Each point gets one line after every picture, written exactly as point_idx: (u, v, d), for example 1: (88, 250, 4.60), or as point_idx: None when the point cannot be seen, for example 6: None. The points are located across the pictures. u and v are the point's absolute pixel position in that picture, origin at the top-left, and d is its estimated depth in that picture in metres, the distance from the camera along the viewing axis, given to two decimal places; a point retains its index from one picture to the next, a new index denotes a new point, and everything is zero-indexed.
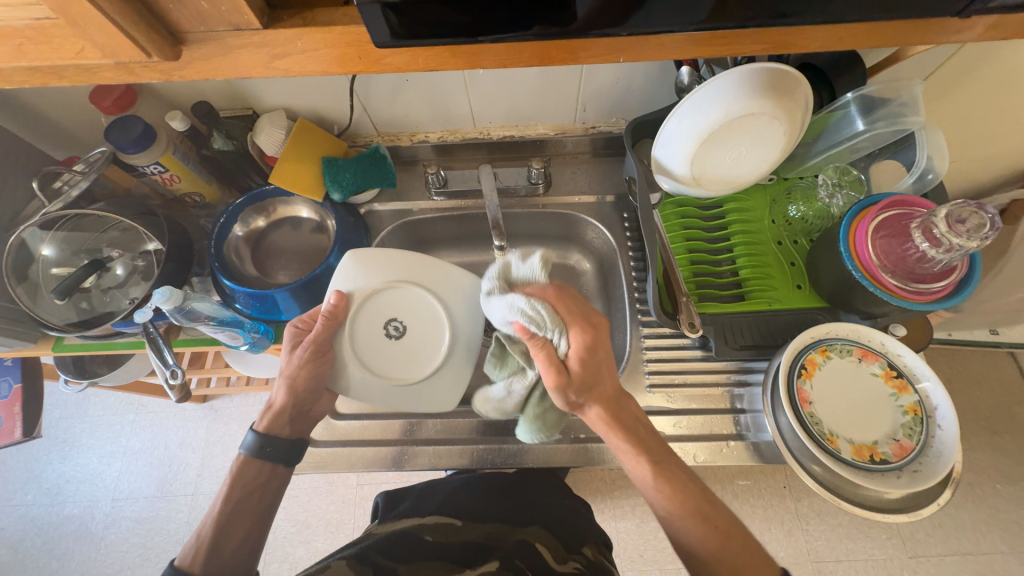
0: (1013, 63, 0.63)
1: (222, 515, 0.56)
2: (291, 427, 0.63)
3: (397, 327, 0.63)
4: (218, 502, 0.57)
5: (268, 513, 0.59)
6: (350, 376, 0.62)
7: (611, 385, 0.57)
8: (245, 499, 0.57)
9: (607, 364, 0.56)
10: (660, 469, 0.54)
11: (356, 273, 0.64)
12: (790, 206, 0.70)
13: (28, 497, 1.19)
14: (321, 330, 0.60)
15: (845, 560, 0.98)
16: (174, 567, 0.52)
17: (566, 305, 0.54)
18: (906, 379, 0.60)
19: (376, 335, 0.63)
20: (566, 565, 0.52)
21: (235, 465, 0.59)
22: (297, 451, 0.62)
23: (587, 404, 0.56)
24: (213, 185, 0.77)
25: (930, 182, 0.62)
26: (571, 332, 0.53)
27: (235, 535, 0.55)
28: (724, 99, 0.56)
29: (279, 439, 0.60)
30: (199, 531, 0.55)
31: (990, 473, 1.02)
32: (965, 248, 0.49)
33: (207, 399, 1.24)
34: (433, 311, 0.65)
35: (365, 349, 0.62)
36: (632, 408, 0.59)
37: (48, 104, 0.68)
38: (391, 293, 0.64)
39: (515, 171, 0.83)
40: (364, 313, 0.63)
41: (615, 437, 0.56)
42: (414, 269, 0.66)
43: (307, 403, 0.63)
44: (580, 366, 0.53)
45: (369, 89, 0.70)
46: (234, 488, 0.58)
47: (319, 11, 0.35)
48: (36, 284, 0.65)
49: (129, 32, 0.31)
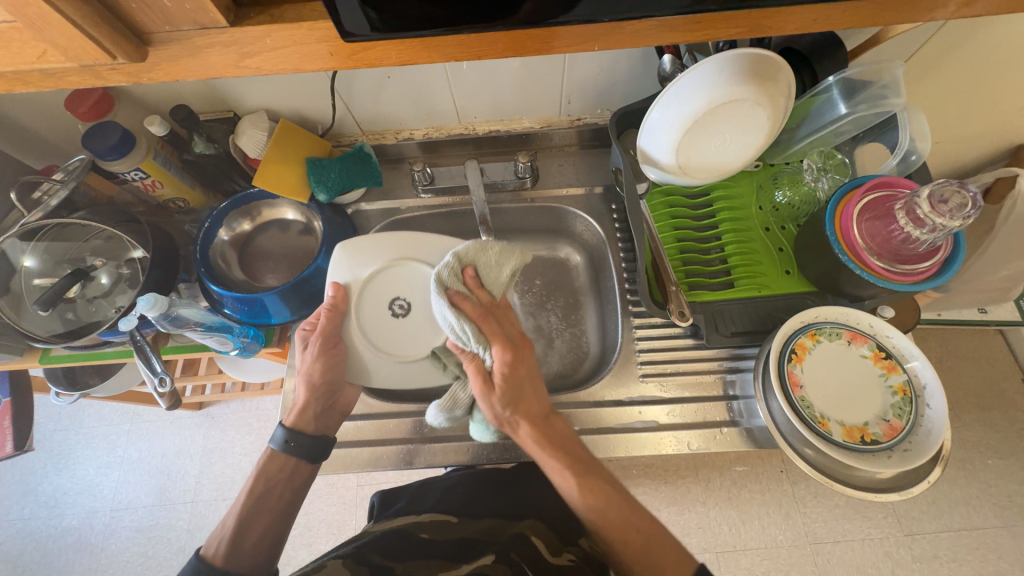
0: (992, 42, 0.63)
1: (246, 507, 0.58)
2: (317, 422, 0.63)
3: (400, 307, 0.65)
4: (241, 496, 0.59)
5: (289, 509, 0.60)
6: (363, 360, 0.64)
7: (539, 403, 0.60)
8: (265, 494, 0.59)
9: (531, 383, 0.60)
10: (579, 484, 0.55)
11: (350, 262, 0.65)
12: (777, 192, 0.70)
13: (25, 511, 1.18)
14: (326, 322, 0.62)
15: (842, 540, 0.99)
16: (199, 555, 0.54)
17: (492, 323, 0.59)
18: (894, 359, 0.60)
19: (380, 318, 0.65)
20: (561, 557, 0.52)
21: (263, 458, 0.62)
22: (324, 447, 0.62)
23: (517, 420, 0.58)
24: (197, 190, 0.77)
25: (914, 163, 0.63)
26: (493, 348, 0.58)
27: (253, 527, 0.57)
28: (707, 87, 0.56)
29: (302, 434, 0.61)
30: (223, 523, 0.57)
31: (982, 449, 1.03)
32: (948, 228, 0.50)
33: (203, 406, 1.23)
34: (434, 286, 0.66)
35: (372, 332, 0.64)
36: (562, 428, 0.60)
37: (24, 112, 0.67)
38: (389, 274, 0.66)
39: (502, 166, 0.82)
40: (365, 300, 0.65)
41: (545, 454, 0.57)
42: (408, 248, 0.67)
43: (329, 396, 0.64)
44: (503, 383, 0.58)
45: (350, 87, 0.69)
46: (258, 483, 0.60)
47: (287, 7, 0.34)
48: (20, 296, 0.65)
49: (91, 33, 0.31)
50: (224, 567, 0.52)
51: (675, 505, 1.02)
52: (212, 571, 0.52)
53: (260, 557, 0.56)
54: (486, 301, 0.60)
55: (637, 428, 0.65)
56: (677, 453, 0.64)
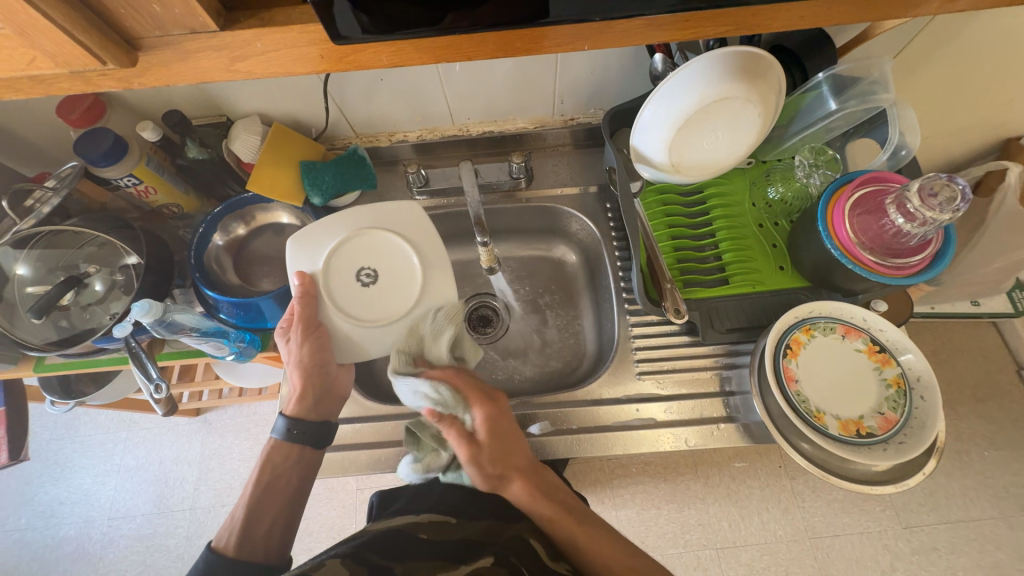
0: (979, 37, 0.64)
1: (254, 499, 0.60)
2: (316, 408, 0.65)
3: (368, 278, 0.63)
4: (248, 487, 0.61)
5: (299, 494, 0.62)
6: (347, 334, 0.62)
7: (522, 458, 0.61)
8: (273, 483, 0.61)
9: (515, 437, 0.62)
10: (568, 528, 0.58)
11: (307, 252, 0.63)
12: (769, 188, 0.70)
13: (22, 522, 1.17)
14: (302, 307, 0.60)
15: (842, 534, 0.99)
16: (212, 547, 0.56)
17: (470, 386, 0.61)
18: (888, 353, 0.61)
19: (352, 290, 0.63)
20: (559, 564, 0.55)
21: (268, 448, 0.63)
22: (325, 432, 0.64)
23: (508, 479, 0.60)
24: (190, 195, 0.76)
25: (904, 158, 0.63)
26: (474, 409, 0.60)
27: (263, 515, 0.59)
28: (698, 85, 0.56)
29: (303, 421, 0.63)
30: (232, 515, 0.59)
31: (977, 441, 1.04)
32: (938, 221, 0.50)
33: (200, 412, 1.23)
34: (398, 249, 0.64)
35: (348, 305, 0.62)
36: (548, 477, 0.63)
37: (15, 119, 0.67)
38: (350, 246, 0.64)
39: (496, 166, 0.82)
40: (333, 280, 0.62)
41: (538, 506, 0.59)
42: (362, 218, 0.65)
43: (326, 381, 0.65)
44: (486, 447, 0.59)
45: (343, 89, 0.69)
46: (264, 473, 0.62)
47: (277, 11, 0.34)
48: (13, 304, 0.64)
49: (81, 39, 0.31)
50: (237, 555, 0.55)
51: (675, 502, 1.03)
52: (225, 559, 0.55)
53: (274, 543, 0.58)
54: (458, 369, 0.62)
55: (635, 426, 0.66)
56: (674, 450, 0.64)
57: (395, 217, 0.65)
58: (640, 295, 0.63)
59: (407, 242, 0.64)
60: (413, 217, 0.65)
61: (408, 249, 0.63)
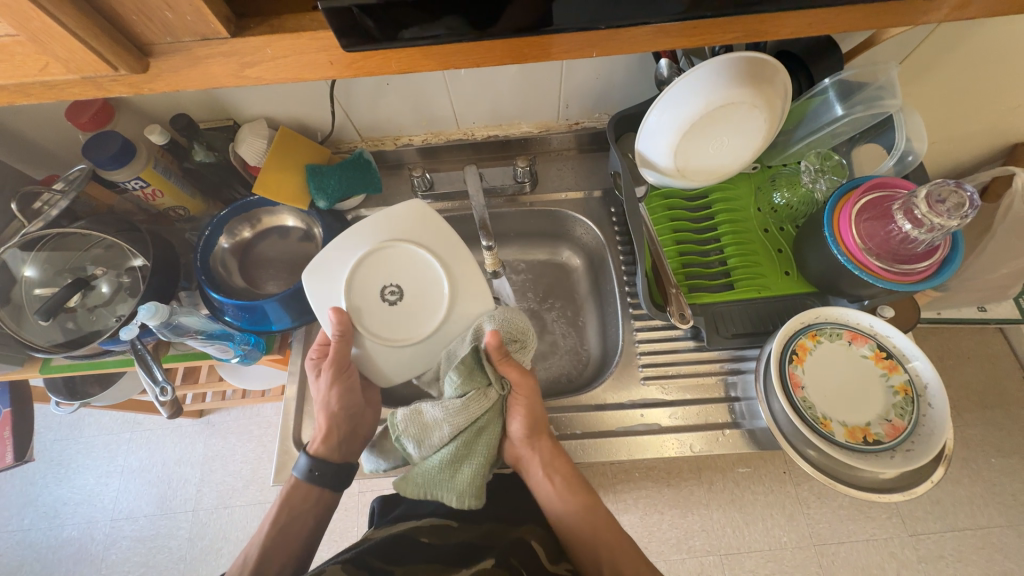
0: (986, 43, 0.64)
1: (268, 539, 0.60)
2: (341, 449, 0.63)
3: (392, 296, 0.62)
4: (265, 526, 0.61)
5: (311, 536, 0.62)
6: (387, 356, 0.62)
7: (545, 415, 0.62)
8: (289, 524, 0.61)
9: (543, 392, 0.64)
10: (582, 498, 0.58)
11: (327, 284, 0.62)
12: (775, 193, 0.70)
13: (25, 522, 1.18)
14: (337, 349, 0.60)
15: (847, 541, 0.98)
16: None
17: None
18: (896, 359, 0.60)
19: (379, 310, 0.62)
20: (558, 565, 0.56)
21: (286, 489, 0.62)
22: (347, 474, 0.62)
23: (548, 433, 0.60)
24: (197, 198, 0.77)
25: (911, 163, 0.63)
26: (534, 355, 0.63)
27: (278, 554, 0.60)
28: (705, 90, 0.56)
29: (327, 463, 0.61)
30: (245, 552, 0.60)
31: (984, 448, 1.03)
32: (946, 227, 0.50)
33: (204, 413, 1.23)
34: (418, 260, 0.63)
35: (380, 327, 0.62)
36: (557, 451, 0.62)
37: (24, 122, 0.67)
38: (367, 266, 0.63)
39: (501, 170, 0.81)
40: (361, 304, 0.62)
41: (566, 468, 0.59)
42: (380, 232, 0.64)
43: (353, 421, 0.64)
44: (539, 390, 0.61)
45: (350, 94, 0.69)
46: (280, 514, 0.61)
47: (287, 18, 0.35)
48: (20, 306, 0.65)
49: (93, 45, 0.31)
50: None
51: (678, 508, 1.02)
52: None
53: None
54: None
55: (638, 431, 0.65)
56: (679, 456, 0.64)
57: (413, 229, 0.65)
58: (642, 291, 0.63)
59: (425, 251, 0.63)
60: (434, 229, 0.65)
61: (427, 257, 0.63)
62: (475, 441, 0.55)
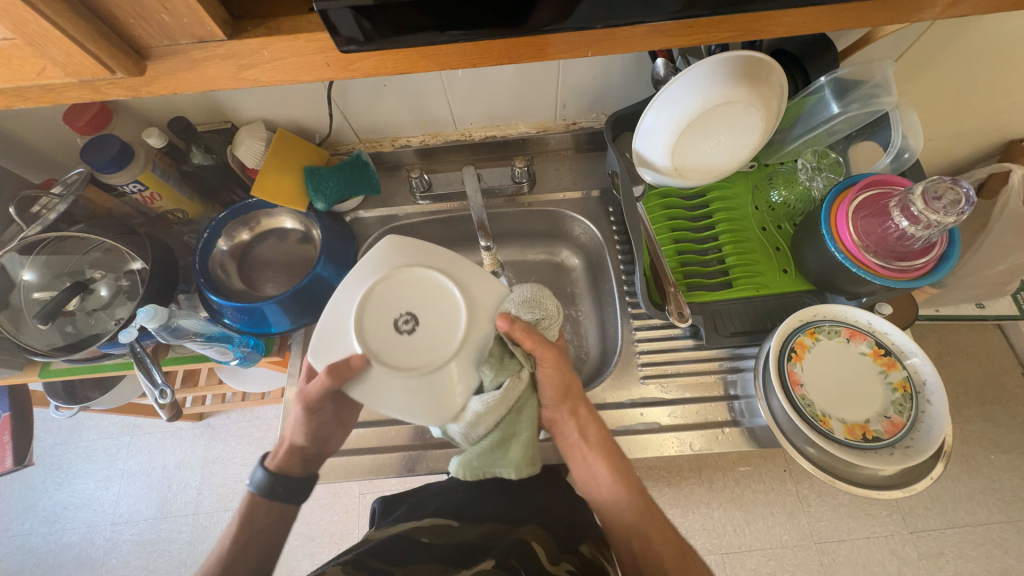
0: (982, 40, 0.64)
1: (227, 557, 0.57)
2: (301, 465, 0.64)
3: (406, 323, 0.59)
4: (225, 540, 0.59)
5: (270, 553, 0.60)
6: (434, 383, 0.57)
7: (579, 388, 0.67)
8: (255, 537, 0.60)
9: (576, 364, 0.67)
10: (611, 459, 0.63)
11: (337, 341, 0.58)
12: (772, 191, 0.70)
13: (25, 527, 1.17)
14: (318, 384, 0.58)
15: (848, 539, 0.99)
16: None
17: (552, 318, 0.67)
18: (894, 356, 0.60)
19: (401, 342, 0.58)
20: (559, 566, 0.54)
21: (246, 502, 0.62)
22: (305, 490, 0.63)
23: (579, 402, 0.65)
24: (195, 201, 0.77)
25: (907, 160, 0.63)
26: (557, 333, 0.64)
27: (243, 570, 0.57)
28: (701, 88, 0.56)
29: (287, 479, 0.62)
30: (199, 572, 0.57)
31: (984, 445, 1.03)
32: (942, 224, 0.50)
33: (204, 416, 1.23)
34: (420, 283, 0.61)
35: (408, 357, 0.58)
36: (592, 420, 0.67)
37: (22, 126, 0.67)
38: (372, 305, 0.59)
39: (500, 171, 0.83)
40: (380, 342, 0.58)
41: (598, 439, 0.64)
42: (371, 272, 0.62)
43: (317, 442, 0.64)
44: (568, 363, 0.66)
45: (347, 95, 0.69)
46: (242, 528, 0.60)
47: (284, 19, 0.35)
48: (19, 310, 0.64)
49: (91, 49, 0.31)
50: None
51: (679, 507, 1.02)
52: None
53: None
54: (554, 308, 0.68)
55: (638, 430, 0.65)
56: (679, 454, 0.64)
57: (404, 254, 0.63)
58: (642, 291, 0.63)
59: (427, 270, 0.61)
60: (426, 248, 0.63)
61: (429, 270, 0.61)
62: (517, 419, 0.60)
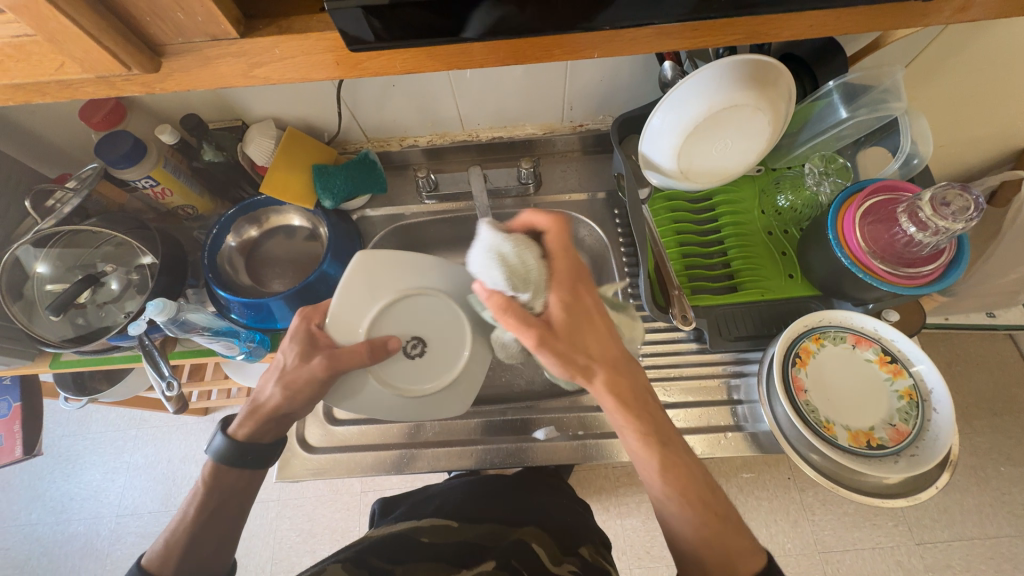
0: (994, 47, 0.64)
1: (195, 523, 0.55)
2: (268, 431, 0.60)
3: (415, 346, 0.64)
4: (187, 513, 0.55)
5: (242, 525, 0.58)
6: (457, 387, 0.66)
7: (605, 349, 0.54)
8: (221, 508, 0.56)
9: (591, 324, 0.55)
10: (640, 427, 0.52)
11: (354, 395, 0.61)
12: (780, 196, 0.69)
13: (32, 517, 1.19)
14: (350, 360, 0.58)
15: (852, 549, 0.97)
16: (141, 565, 0.52)
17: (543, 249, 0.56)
18: (900, 363, 0.60)
19: (415, 364, 0.64)
20: (561, 567, 0.53)
21: (208, 471, 0.58)
22: (275, 455, 0.60)
23: (592, 369, 0.53)
24: (205, 197, 0.78)
25: (916, 166, 0.63)
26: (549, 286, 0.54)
27: (205, 544, 0.54)
28: (707, 92, 0.56)
29: (258, 445, 0.58)
30: (169, 530, 0.55)
31: (994, 456, 1.02)
32: (951, 230, 0.50)
33: (209, 411, 1.24)
34: (409, 306, 0.64)
35: (428, 371, 0.65)
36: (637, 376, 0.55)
37: (39, 121, 0.69)
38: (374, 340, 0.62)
39: (506, 172, 0.83)
40: (396, 368, 0.63)
41: (621, 412, 0.53)
42: (354, 310, 0.60)
43: (293, 412, 0.59)
44: (578, 320, 0.54)
45: (356, 95, 0.70)
46: (208, 495, 0.56)
47: (295, 19, 0.35)
48: (31, 302, 0.66)
49: (107, 44, 0.32)
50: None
51: None
52: None
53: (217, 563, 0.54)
54: (546, 241, 0.56)
55: None
56: None
57: (382, 280, 0.62)
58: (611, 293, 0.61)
59: (410, 291, 0.64)
60: (396, 267, 0.63)
61: (413, 291, 0.64)
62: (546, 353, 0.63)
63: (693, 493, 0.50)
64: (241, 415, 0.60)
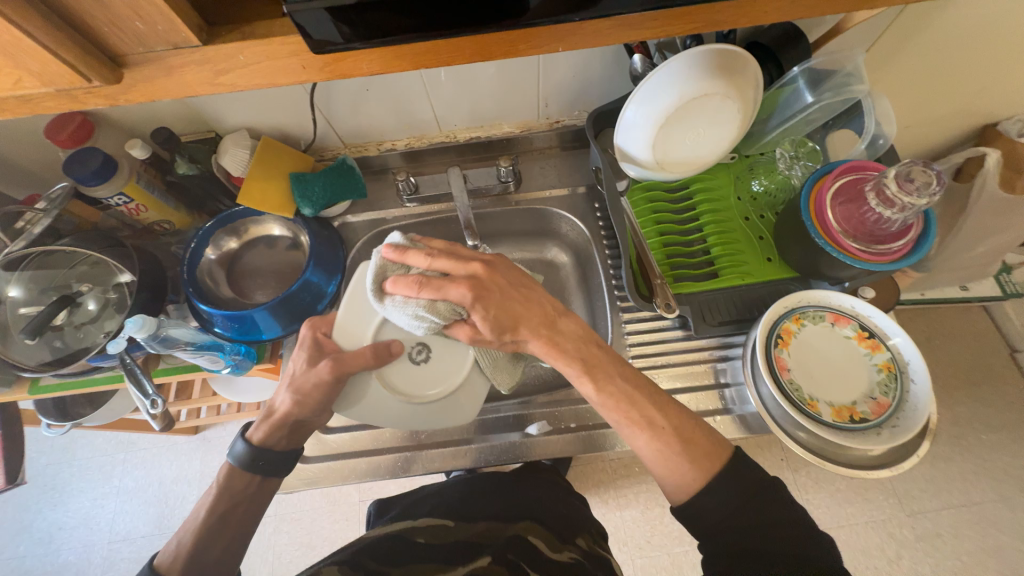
0: (948, 29, 0.66)
1: (205, 527, 0.53)
2: (286, 439, 0.60)
3: (420, 352, 0.65)
4: (200, 512, 0.55)
5: None
6: (456, 400, 0.64)
7: (538, 311, 0.55)
8: (229, 514, 0.55)
9: (519, 300, 0.54)
10: (593, 377, 0.51)
11: (360, 406, 0.61)
12: (753, 181, 0.72)
13: (20, 550, 1.16)
14: (357, 362, 0.59)
15: (846, 525, 1.00)
16: (152, 565, 0.51)
17: (432, 282, 0.52)
18: (877, 338, 0.61)
19: (417, 372, 0.64)
20: (561, 554, 0.54)
21: (223, 474, 0.57)
22: (292, 462, 0.60)
23: (521, 338, 0.54)
24: (182, 212, 0.77)
25: (882, 146, 0.65)
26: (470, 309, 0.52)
27: (213, 547, 0.53)
28: (678, 83, 0.57)
29: (271, 452, 0.58)
30: (180, 532, 0.53)
31: (975, 425, 1.05)
32: (916, 206, 0.51)
33: (199, 430, 1.22)
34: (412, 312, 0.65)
35: (430, 383, 0.64)
36: (576, 324, 0.55)
37: (5, 142, 0.67)
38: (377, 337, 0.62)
39: (485, 172, 0.84)
40: (397, 377, 0.63)
41: (562, 364, 0.52)
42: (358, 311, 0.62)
43: (308, 419, 0.59)
44: (495, 303, 0.53)
45: (330, 101, 0.70)
46: (218, 501, 0.55)
47: (259, 25, 0.35)
48: (6, 326, 0.64)
49: (65, 57, 0.31)
50: None
51: None
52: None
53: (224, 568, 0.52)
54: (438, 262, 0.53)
55: None
56: None
57: None
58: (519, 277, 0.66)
59: None
60: None
61: None
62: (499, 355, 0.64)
63: (637, 413, 0.49)
64: (258, 422, 0.60)
